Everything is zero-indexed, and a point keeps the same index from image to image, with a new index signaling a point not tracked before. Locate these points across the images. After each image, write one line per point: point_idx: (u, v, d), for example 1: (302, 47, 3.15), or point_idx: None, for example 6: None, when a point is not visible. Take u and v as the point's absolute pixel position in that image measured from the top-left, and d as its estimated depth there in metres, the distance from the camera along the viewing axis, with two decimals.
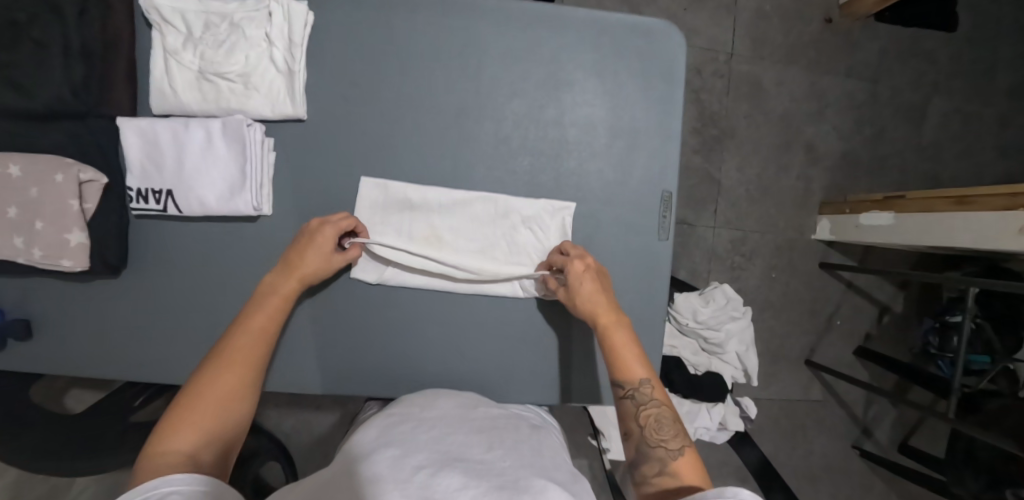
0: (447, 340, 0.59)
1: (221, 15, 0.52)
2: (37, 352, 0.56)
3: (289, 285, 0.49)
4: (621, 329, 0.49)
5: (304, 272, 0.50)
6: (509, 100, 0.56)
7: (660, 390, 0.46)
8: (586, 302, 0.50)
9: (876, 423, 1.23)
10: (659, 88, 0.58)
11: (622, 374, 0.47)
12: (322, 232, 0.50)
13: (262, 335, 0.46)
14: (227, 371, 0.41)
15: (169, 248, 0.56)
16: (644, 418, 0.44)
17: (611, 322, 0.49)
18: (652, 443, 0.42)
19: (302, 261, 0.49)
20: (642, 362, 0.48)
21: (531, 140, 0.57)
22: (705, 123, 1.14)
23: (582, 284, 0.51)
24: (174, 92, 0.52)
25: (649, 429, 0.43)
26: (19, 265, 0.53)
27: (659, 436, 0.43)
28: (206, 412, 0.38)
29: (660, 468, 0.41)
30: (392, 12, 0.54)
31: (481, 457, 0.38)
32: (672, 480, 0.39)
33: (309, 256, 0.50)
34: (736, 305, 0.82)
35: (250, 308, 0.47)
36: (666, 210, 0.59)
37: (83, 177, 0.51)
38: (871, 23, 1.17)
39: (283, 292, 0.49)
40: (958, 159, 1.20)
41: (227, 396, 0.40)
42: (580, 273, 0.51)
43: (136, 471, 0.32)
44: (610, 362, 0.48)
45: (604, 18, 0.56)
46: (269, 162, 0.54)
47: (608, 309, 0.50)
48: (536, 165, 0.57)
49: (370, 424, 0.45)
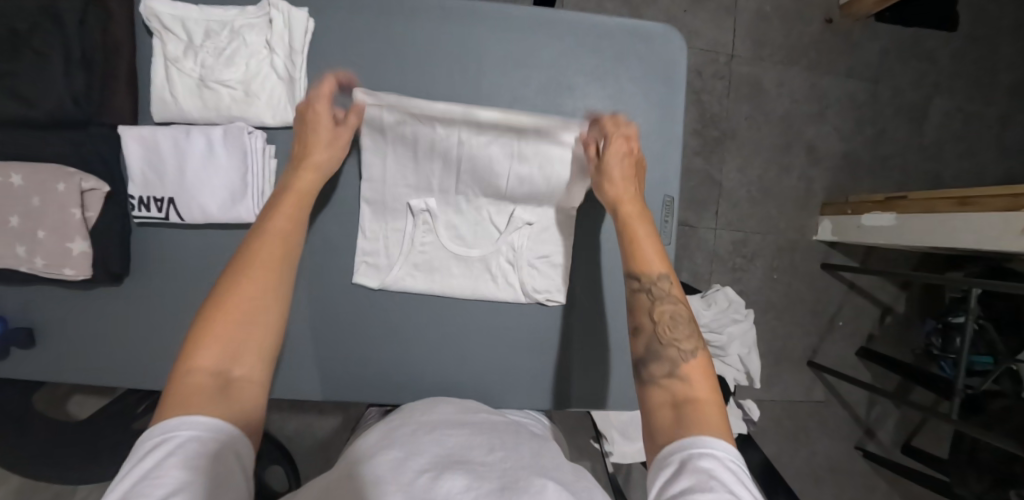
0: (448, 345, 0.59)
1: (220, 22, 0.52)
2: (41, 360, 0.56)
3: (307, 182, 0.47)
4: (638, 218, 0.47)
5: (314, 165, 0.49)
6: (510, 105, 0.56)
7: (677, 289, 0.42)
8: (614, 184, 0.50)
9: (879, 423, 1.23)
10: (660, 92, 0.57)
11: (636, 266, 0.43)
12: (320, 108, 0.50)
13: (284, 241, 0.40)
14: (248, 276, 0.35)
15: (170, 256, 0.56)
16: (658, 314, 0.41)
17: (629, 210, 0.48)
18: (664, 341, 0.39)
19: (314, 142, 0.49)
20: (660, 257, 0.44)
21: (532, 144, 0.56)
22: (705, 124, 1.14)
23: (614, 163, 0.50)
24: (175, 99, 0.52)
25: (663, 328, 0.40)
26: (20, 273, 0.53)
27: (673, 335, 0.40)
28: (228, 323, 0.32)
29: (671, 369, 0.37)
30: (392, 18, 0.54)
31: (482, 459, 0.38)
32: (683, 385, 0.36)
33: (318, 134, 0.50)
34: (738, 308, 0.82)
35: (272, 208, 0.43)
36: (668, 215, 0.59)
37: (85, 186, 0.50)
38: (872, 23, 1.17)
39: (300, 184, 0.47)
40: (960, 159, 1.20)
41: (252, 303, 0.34)
42: (618, 151, 0.51)
43: (165, 394, 0.28)
44: (627, 254, 0.45)
45: (605, 22, 0.56)
46: (270, 169, 0.54)
47: (631, 198, 0.49)
48: (537, 169, 0.57)
49: (373, 430, 0.45)
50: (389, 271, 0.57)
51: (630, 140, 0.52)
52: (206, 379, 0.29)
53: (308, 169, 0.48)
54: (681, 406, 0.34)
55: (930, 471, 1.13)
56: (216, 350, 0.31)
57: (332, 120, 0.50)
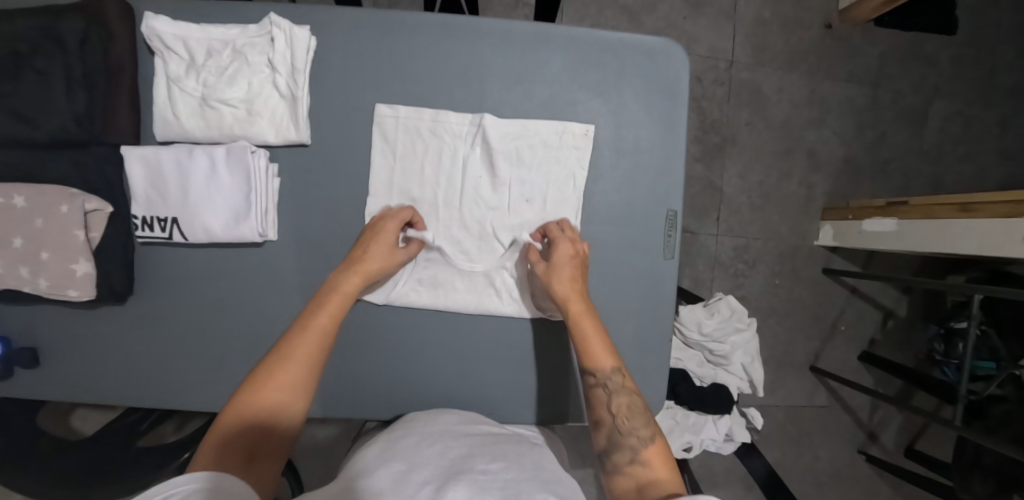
0: (452, 363, 0.59)
1: (222, 41, 0.52)
2: (47, 379, 0.57)
3: (353, 282, 0.50)
4: (584, 313, 0.50)
5: (368, 268, 0.50)
6: (512, 120, 0.55)
7: (629, 379, 0.47)
8: (558, 289, 0.50)
9: (882, 427, 1.23)
10: (662, 106, 0.57)
11: (591, 362, 0.47)
12: (387, 229, 0.52)
13: (326, 330, 0.45)
14: (292, 361, 0.41)
15: (173, 275, 0.56)
16: (616, 407, 0.45)
17: (577, 308, 0.50)
18: (625, 430, 0.43)
19: (370, 254, 0.51)
20: (606, 348, 0.48)
21: (535, 160, 0.56)
22: (706, 131, 1.14)
23: (557, 272, 0.51)
24: (178, 119, 0.52)
25: (622, 417, 0.44)
26: (26, 293, 0.53)
27: (632, 424, 0.43)
28: (265, 402, 0.39)
29: (633, 456, 0.41)
30: (393, 35, 0.54)
31: (484, 468, 0.39)
32: (643, 469, 0.40)
33: (375, 250, 0.51)
34: (741, 316, 0.82)
35: (318, 298, 0.48)
36: (671, 229, 0.59)
37: (89, 207, 0.51)
38: (871, 28, 1.17)
39: (347, 286, 0.49)
40: (960, 162, 1.20)
41: (286, 386, 0.40)
42: (563, 260, 0.52)
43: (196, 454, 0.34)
44: (579, 353, 0.48)
45: (605, 37, 0.56)
46: (274, 188, 0.54)
47: (578, 297, 0.51)
48: (540, 185, 0.57)
49: (375, 441, 0.46)
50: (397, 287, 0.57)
51: (575, 242, 0.54)
52: (235, 450, 0.35)
53: (360, 273, 0.50)
54: (643, 491, 0.38)
55: (934, 475, 1.13)
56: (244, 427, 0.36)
57: (395, 242, 0.53)
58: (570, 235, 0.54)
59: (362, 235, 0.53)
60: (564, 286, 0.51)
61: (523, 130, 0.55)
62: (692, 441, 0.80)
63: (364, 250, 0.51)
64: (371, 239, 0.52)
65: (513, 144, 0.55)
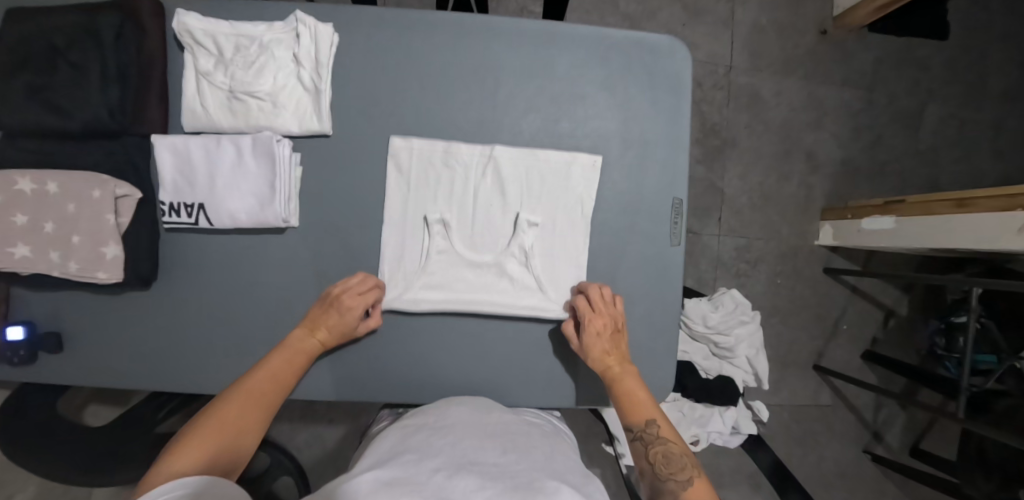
0: (468, 350, 0.60)
1: (249, 37, 0.55)
2: (72, 363, 0.58)
3: (312, 344, 0.52)
4: (629, 374, 0.53)
5: (326, 332, 0.53)
6: (519, 148, 0.57)
7: (666, 428, 0.48)
8: (597, 356, 0.54)
9: (886, 427, 1.23)
10: (668, 99, 0.60)
11: (630, 417, 0.49)
12: (351, 301, 0.52)
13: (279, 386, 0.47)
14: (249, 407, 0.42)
15: (195, 262, 0.58)
16: (652, 455, 0.45)
17: (619, 369, 0.53)
18: (663, 477, 0.43)
19: (328, 322, 0.53)
20: (645, 403, 0.50)
21: (544, 190, 0.58)
22: (707, 134, 1.17)
23: (594, 340, 0.54)
24: (207, 112, 0.55)
25: (659, 466, 0.44)
26: (56, 279, 0.55)
27: (669, 469, 0.43)
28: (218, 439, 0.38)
29: None
30: (411, 33, 0.57)
31: (494, 460, 0.39)
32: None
33: (334, 320, 0.53)
34: (746, 310, 0.85)
35: (274, 353, 0.49)
36: (677, 217, 0.62)
37: (119, 192, 0.53)
38: (864, 33, 1.21)
39: (307, 347, 0.51)
40: (955, 163, 1.23)
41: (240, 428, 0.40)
42: (598, 330, 0.54)
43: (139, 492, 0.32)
44: (620, 408, 0.51)
45: (613, 34, 0.59)
46: (296, 176, 0.56)
47: (615, 354, 0.55)
48: (549, 214, 0.59)
49: (387, 434, 0.47)
50: (412, 315, 0.59)
51: (608, 311, 0.55)
52: None
53: (319, 336, 0.52)
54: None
55: (941, 474, 1.13)
56: (205, 461, 0.36)
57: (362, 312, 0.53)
58: (602, 303, 0.55)
59: (328, 301, 0.53)
60: (606, 348, 0.54)
61: (533, 158, 0.57)
62: (699, 434, 0.81)
63: (327, 317, 0.53)
64: (335, 305, 0.52)
65: (523, 171, 0.58)
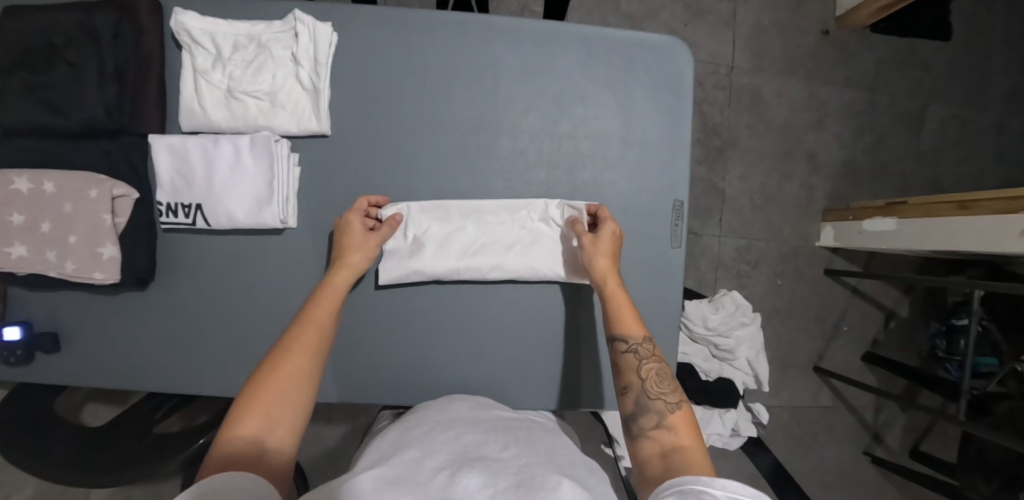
0: (466, 352, 0.60)
1: (248, 36, 0.55)
2: (69, 363, 0.58)
3: (342, 277, 0.50)
4: (619, 289, 0.50)
5: (352, 260, 0.51)
6: (514, 201, 0.58)
7: (655, 348, 0.46)
8: (597, 262, 0.51)
9: (886, 428, 1.23)
10: (669, 99, 0.60)
11: (621, 328, 0.47)
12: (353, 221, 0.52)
13: (320, 325, 0.43)
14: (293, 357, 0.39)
15: (192, 263, 0.57)
16: (645, 371, 0.44)
17: (613, 285, 0.50)
18: (651, 395, 0.41)
19: (352, 250, 0.51)
20: (637, 318, 0.48)
21: (541, 241, 0.58)
22: (708, 134, 1.16)
23: (594, 248, 0.52)
24: (203, 110, 0.54)
25: (650, 383, 0.43)
26: (52, 279, 0.55)
27: (659, 388, 0.42)
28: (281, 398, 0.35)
29: (659, 421, 0.39)
30: (410, 32, 0.56)
31: (497, 455, 0.38)
32: (669, 435, 0.38)
33: (353, 242, 0.52)
34: (746, 312, 0.84)
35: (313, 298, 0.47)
36: (678, 219, 0.61)
37: (116, 192, 0.52)
38: (867, 34, 1.20)
39: (337, 282, 0.49)
40: (957, 164, 1.23)
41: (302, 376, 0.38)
42: (603, 237, 0.53)
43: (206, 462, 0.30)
44: (609, 317, 0.48)
45: (613, 34, 0.58)
46: (294, 177, 0.56)
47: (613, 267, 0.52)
48: (548, 267, 0.58)
49: (388, 431, 0.47)
50: (409, 346, 0.60)
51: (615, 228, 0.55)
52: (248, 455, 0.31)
53: (345, 269, 0.50)
54: (669, 457, 0.35)
55: (941, 476, 1.12)
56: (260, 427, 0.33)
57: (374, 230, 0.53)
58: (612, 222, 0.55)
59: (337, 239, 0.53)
60: (603, 256, 0.52)
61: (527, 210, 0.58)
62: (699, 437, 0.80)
63: (347, 245, 0.52)
64: (346, 238, 0.52)
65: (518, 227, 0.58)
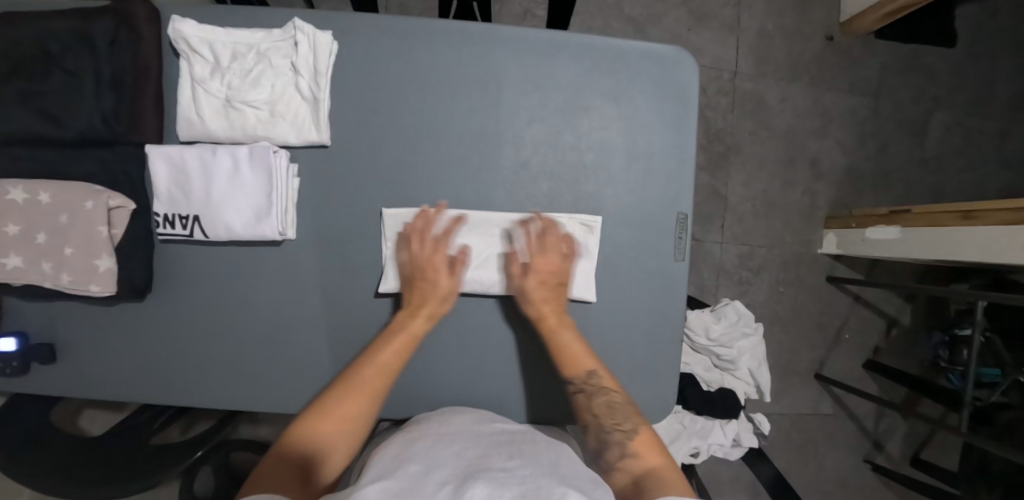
0: (466, 364, 0.60)
1: (247, 45, 0.54)
2: (65, 375, 0.57)
3: (420, 323, 0.52)
4: (563, 331, 0.53)
5: (428, 307, 0.53)
6: (517, 214, 0.57)
7: (607, 378, 0.51)
8: (533, 302, 0.53)
9: (886, 436, 1.22)
10: (673, 110, 0.59)
11: (569, 371, 0.51)
12: (435, 261, 0.53)
13: (387, 368, 0.48)
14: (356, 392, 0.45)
15: (190, 274, 0.57)
16: (597, 405, 0.49)
17: (552, 323, 0.53)
18: (609, 428, 0.47)
19: (429, 297, 0.53)
20: (584, 353, 0.52)
21: None
22: (710, 140, 1.16)
23: (534, 287, 0.53)
24: (201, 119, 0.53)
25: (604, 416, 0.48)
26: (48, 290, 0.54)
27: (614, 420, 0.47)
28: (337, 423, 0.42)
29: (622, 451, 0.44)
30: (412, 42, 0.55)
31: (502, 466, 0.38)
32: (634, 461, 0.42)
33: (433, 291, 0.53)
34: (748, 322, 0.83)
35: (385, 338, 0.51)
36: (682, 232, 0.61)
37: (112, 203, 0.51)
38: (871, 40, 1.19)
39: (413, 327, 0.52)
40: (961, 172, 1.22)
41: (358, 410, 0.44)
42: (539, 274, 0.54)
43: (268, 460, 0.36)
44: (558, 362, 0.52)
45: (618, 44, 0.58)
46: (293, 188, 0.55)
47: (552, 305, 0.54)
48: None
49: (389, 444, 0.46)
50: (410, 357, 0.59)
51: (560, 258, 0.55)
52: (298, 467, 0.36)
53: (422, 316, 0.52)
54: (638, 482, 0.39)
55: (941, 483, 1.13)
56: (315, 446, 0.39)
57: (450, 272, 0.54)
58: (556, 247, 0.55)
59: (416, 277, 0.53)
60: (540, 295, 0.54)
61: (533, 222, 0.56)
62: (700, 446, 0.79)
63: (422, 291, 0.53)
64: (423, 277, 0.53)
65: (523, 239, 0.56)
